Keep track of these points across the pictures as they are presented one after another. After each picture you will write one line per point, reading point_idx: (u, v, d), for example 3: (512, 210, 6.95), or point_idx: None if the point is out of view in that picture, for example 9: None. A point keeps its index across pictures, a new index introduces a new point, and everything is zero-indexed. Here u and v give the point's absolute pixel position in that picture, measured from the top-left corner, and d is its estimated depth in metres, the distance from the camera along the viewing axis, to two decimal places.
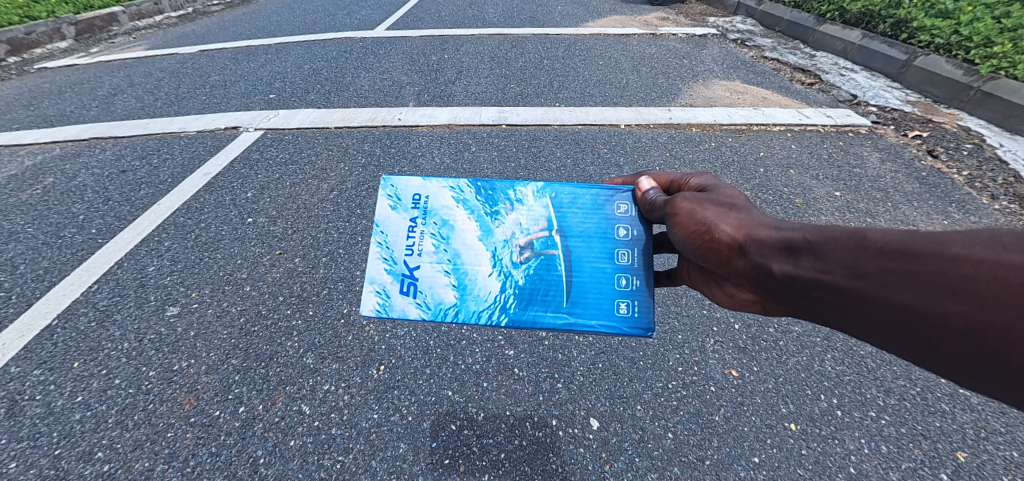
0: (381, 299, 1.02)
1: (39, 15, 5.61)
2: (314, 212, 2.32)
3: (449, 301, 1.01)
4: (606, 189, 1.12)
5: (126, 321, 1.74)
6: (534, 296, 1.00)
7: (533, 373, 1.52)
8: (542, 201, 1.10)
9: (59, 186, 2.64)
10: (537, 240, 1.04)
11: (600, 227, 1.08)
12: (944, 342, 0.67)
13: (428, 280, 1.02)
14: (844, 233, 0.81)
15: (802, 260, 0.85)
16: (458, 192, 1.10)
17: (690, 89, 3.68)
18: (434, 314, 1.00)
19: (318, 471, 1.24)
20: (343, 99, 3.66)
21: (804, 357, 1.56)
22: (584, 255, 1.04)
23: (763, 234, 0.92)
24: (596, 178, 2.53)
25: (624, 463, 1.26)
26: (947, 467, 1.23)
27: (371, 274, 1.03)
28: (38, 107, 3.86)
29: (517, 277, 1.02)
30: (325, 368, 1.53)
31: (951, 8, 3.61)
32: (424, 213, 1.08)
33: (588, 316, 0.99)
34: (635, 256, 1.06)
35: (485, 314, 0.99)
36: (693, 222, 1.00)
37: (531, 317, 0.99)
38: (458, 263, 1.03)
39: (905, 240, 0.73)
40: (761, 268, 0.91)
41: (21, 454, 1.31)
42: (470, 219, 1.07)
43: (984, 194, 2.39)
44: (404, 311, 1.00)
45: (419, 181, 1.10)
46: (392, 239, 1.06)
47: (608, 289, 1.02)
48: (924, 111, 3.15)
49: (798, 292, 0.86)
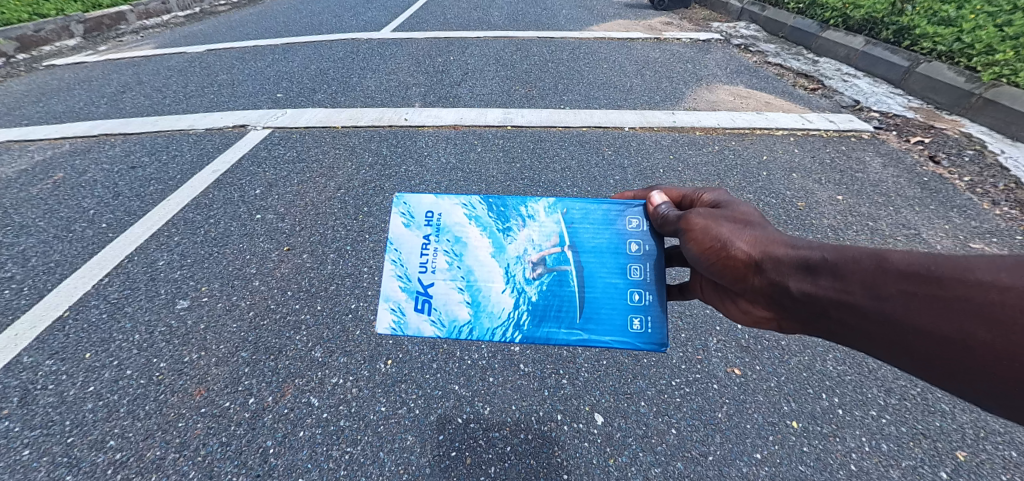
0: (396, 316, 1.05)
1: (48, 12, 5.68)
2: (322, 209, 2.34)
3: (464, 318, 1.04)
4: (617, 204, 1.13)
5: (138, 314, 1.77)
6: (547, 313, 1.03)
7: (539, 369, 1.54)
8: (554, 217, 1.11)
9: (69, 181, 2.68)
10: (550, 256, 1.06)
11: (611, 243, 1.09)
12: (967, 364, 0.69)
13: (443, 298, 1.05)
14: (863, 254, 0.81)
15: (820, 280, 0.85)
16: (470, 209, 1.12)
17: (693, 93, 3.72)
18: (449, 332, 1.03)
19: (327, 461, 1.26)
20: (350, 99, 3.70)
21: (806, 357, 1.58)
22: (596, 270, 1.06)
23: (779, 251, 0.92)
24: (600, 179, 2.56)
25: (627, 458, 1.27)
26: (946, 465, 1.25)
27: (386, 292, 1.06)
28: (48, 103, 3.90)
29: (530, 294, 1.05)
30: (335, 362, 1.55)
31: (954, 16, 3.66)
32: (437, 230, 1.10)
33: (601, 332, 1.02)
34: (647, 270, 1.07)
35: (499, 331, 1.03)
36: (707, 239, 1.00)
37: (545, 334, 1.02)
38: (471, 280, 1.05)
39: (928, 263, 0.73)
40: (777, 286, 0.92)
41: (35, 441, 1.33)
42: (482, 236, 1.09)
43: (985, 199, 2.41)
44: (419, 329, 1.04)
45: (432, 198, 1.12)
46: (406, 256, 1.08)
47: (620, 305, 1.04)
48: (926, 118, 3.17)
49: (815, 310, 0.87)
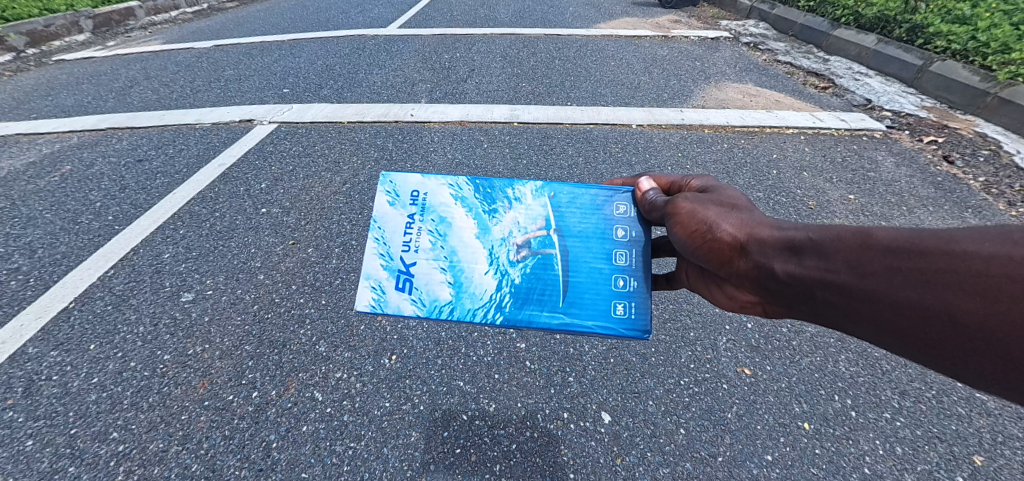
0: (376, 295, 1.01)
1: (59, 8, 5.71)
2: (327, 204, 2.33)
3: (445, 299, 1.00)
4: (605, 190, 1.13)
5: (143, 306, 1.76)
6: (530, 296, 1.00)
7: (545, 366, 1.52)
8: (540, 201, 1.10)
9: (76, 174, 2.68)
10: (535, 239, 1.04)
11: (598, 228, 1.08)
12: (952, 341, 0.67)
13: (424, 277, 1.02)
14: (848, 232, 0.80)
15: (805, 260, 0.84)
16: (456, 189, 1.11)
17: (702, 91, 3.68)
18: (429, 311, 0.99)
19: (330, 456, 1.24)
20: (355, 94, 3.69)
21: (817, 358, 1.54)
22: (581, 255, 1.04)
23: (765, 233, 0.90)
24: (607, 176, 2.53)
25: (636, 458, 1.25)
26: (962, 470, 1.22)
27: (367, 270, 1.03)
28: (56, 97, 3.92)
29: (513, 276, 1.01)
30: (338, 357, 1.54)
31: (969, 13, 3.58)
32: (423, 210, 1.08)
33: (584, 316, 0.98)
34: (633, 257, 1.05)
35: (480, 313, 0.99)
36: (693, 222, 0.98)
37: (526, 316, 0.98)
38: (454, 260, 1.03)
39: (912, 237, 0.72)
40: (763, 268, 0.89)
41: (38, 431, 1.32)
42: (467, 217, 1.07)
43: (1001, 200, 2.36)
44: (399, 307, 1.00)
45: (419, 178, 1.11)
46: (390, 235, 1.06)
47: (605, 290, 1.01)
48: (939, 117, 3.12)
49: (800, 292, 0.85)
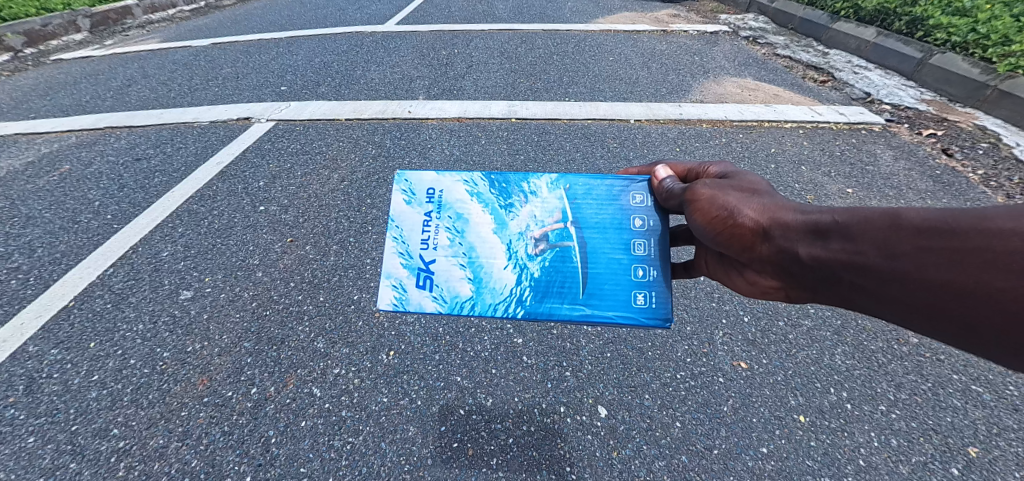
0: (398, 293, 1.03)
1: (55, 7, 5.69)
2: (325, 201, 2.33)
3: (466, 294, 1.02)
4: (620, 180, 1.11)
5: (142, 303, 1.77)
6: (550, 289, 1.01)
7: (542, 361, 1.52)
8: (556, 193, 1.09)
9: (74, 173, 2.69)
10: (552, 232, 1.04)
11: (615, 219, 1.07)
12: (983, 317, 0.69)
13: (444, 274, 1.03)
14: (875, 213, 0.80)
15: (830, 244, 0.84)
16: (471, 185, 1.10)
17: (701, 86, 3.67)
18: (450, 307, 1.01)
19: (328, 451, 1.26)
20: (353, 91, 3.68)
21: (814, 351, 1.55)
22: (599, 246, 1.04)
23: (788, 218, 0.90)
24: (605, 171, 2.53)
25: (632, 451, 1.26)
26: (957, 462, 1.23)
27: (387, 269, 1.04)
28: (54, 97, 3.92)
29: (532, 270, 1.02)
30: (336, 353, 1.55)
31: (969, 5, 3.54)
32: (439, 207, 1.09)
33: (604, 307, 0.99)
34: (651, 246, 1.05)
35: (501, 307, 1.01)
36: (714, 208, 0.98)
37: (547, 309, 1.00)
38: (473, 256, 1.04)
39: (944, 217, 0.72)
40: (786, 253, 0.90)
41: (40, 428, 1.34)
42: (484, 213, 1.08)
43: (999, 193, 2.36)
44: (420, 304, 1.02)
45: (433, 176, 1.11)
46: (407, 233, 1.07)
47: (624, 280, 1.01)
48: (939, 110, 3.11)
49: (825, 275, 0.86)
